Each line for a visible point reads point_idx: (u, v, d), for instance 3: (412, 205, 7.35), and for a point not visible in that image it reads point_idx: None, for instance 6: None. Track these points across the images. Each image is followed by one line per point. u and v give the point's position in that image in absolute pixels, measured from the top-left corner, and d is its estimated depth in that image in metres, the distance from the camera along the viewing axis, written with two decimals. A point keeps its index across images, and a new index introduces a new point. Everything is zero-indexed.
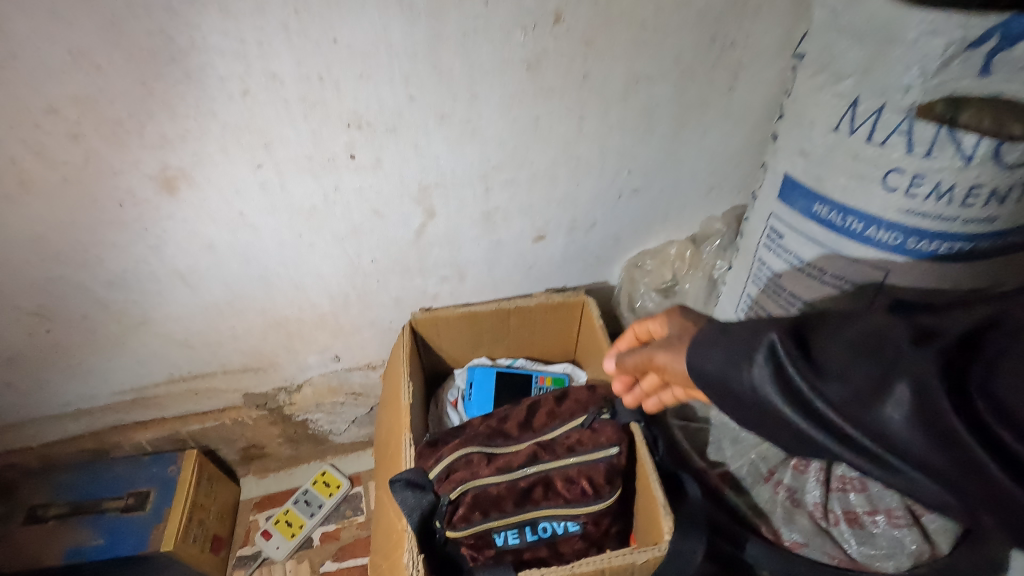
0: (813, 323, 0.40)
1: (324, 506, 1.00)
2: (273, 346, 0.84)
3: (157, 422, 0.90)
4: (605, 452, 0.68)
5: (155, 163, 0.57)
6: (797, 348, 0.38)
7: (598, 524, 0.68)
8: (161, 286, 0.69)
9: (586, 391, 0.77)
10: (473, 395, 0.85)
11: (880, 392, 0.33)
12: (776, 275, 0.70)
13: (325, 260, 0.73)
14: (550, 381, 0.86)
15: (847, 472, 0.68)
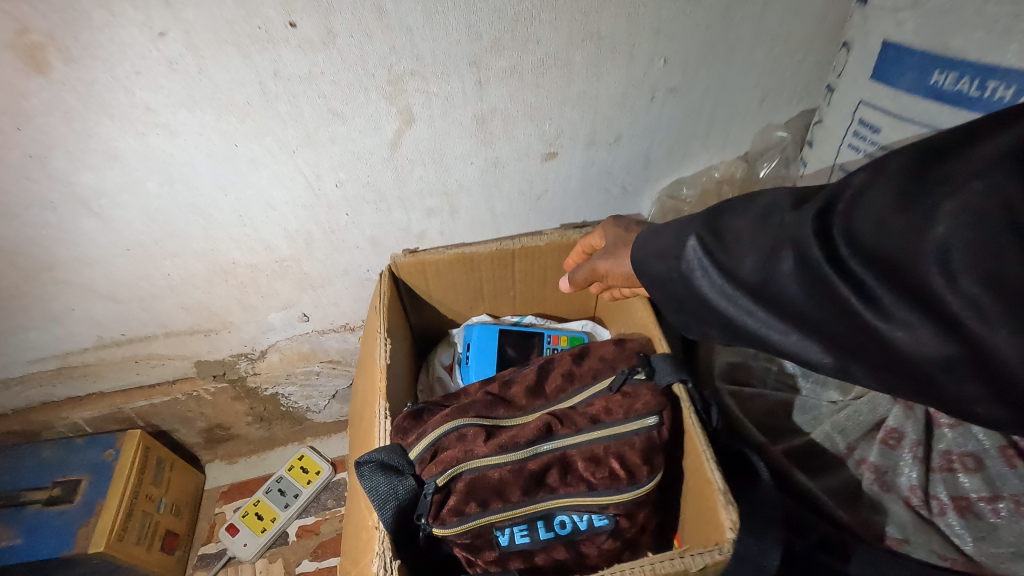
0: (727, 209, 0.41)
1: (302, 496, 0.85)
2: (224, 302, 0.68)
3: (95, 397, 0.75)
4: (639, 423, 0.52)
5: (10, 23, 0.41)
6: (715, 245, 0.40)
7: (633, 519, 0.51)
8: (62, 215, 0.54)
9: (613, 347, 0.61)
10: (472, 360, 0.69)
11: (775, 261, 0.35)
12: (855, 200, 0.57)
13: (274, 182, 0.57)
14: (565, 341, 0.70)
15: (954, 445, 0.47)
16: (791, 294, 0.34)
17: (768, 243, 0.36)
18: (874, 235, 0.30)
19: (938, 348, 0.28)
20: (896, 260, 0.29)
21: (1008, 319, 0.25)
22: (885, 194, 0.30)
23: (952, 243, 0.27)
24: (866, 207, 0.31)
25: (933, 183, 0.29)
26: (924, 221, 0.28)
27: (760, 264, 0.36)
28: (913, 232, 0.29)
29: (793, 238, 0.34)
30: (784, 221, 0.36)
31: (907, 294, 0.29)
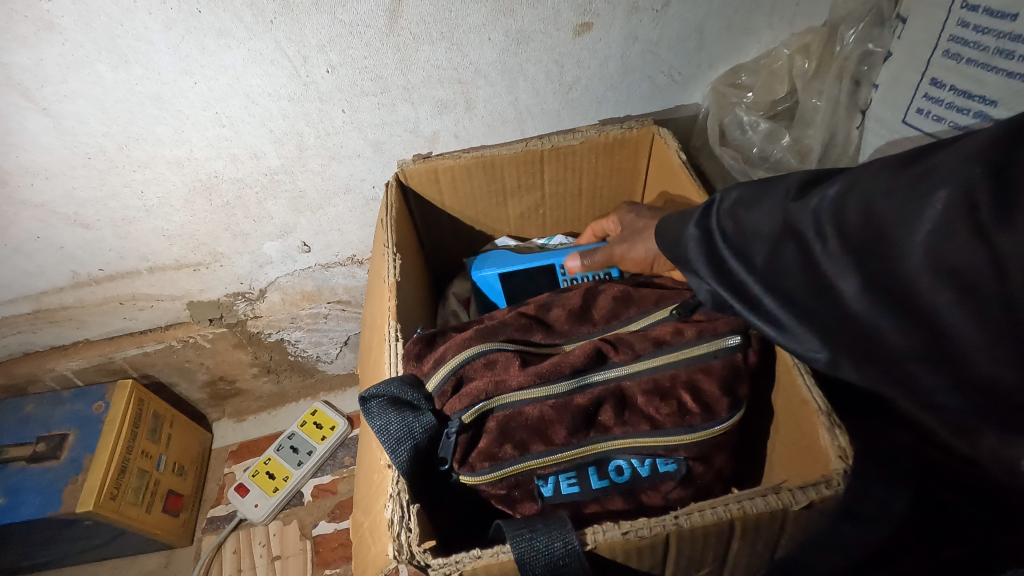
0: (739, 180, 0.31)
1: (315, 453, 0.77)
2: (209, 224, 0.59)
3: (82, 345, 0.68)
4: (716, 346, 0.42)
5: None
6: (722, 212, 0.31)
7: (709, 460, 0.41)
8: (4, 110, 0.45)
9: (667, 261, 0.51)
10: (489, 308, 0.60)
11: (737, 245, 0.29)
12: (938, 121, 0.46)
13: (251, 65, 0.47)
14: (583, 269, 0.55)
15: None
16: (747, 280, 0.28)
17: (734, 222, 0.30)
18: (833, 223, 0.24)
19: (903, 355, 0.22)
20: (866, 245, 0.23)
21: (985, 324, 0.20)
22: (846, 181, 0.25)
23: (918, 236, 0.21)
24: (843, 192, 0.24)
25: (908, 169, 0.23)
26: (901, 209, 0.22)
27: (722, 240, 0.30)
28: (885, 216, 0.22)
29: (755, 220, 0.28)
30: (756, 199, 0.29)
31: (864, 285, 0.23)
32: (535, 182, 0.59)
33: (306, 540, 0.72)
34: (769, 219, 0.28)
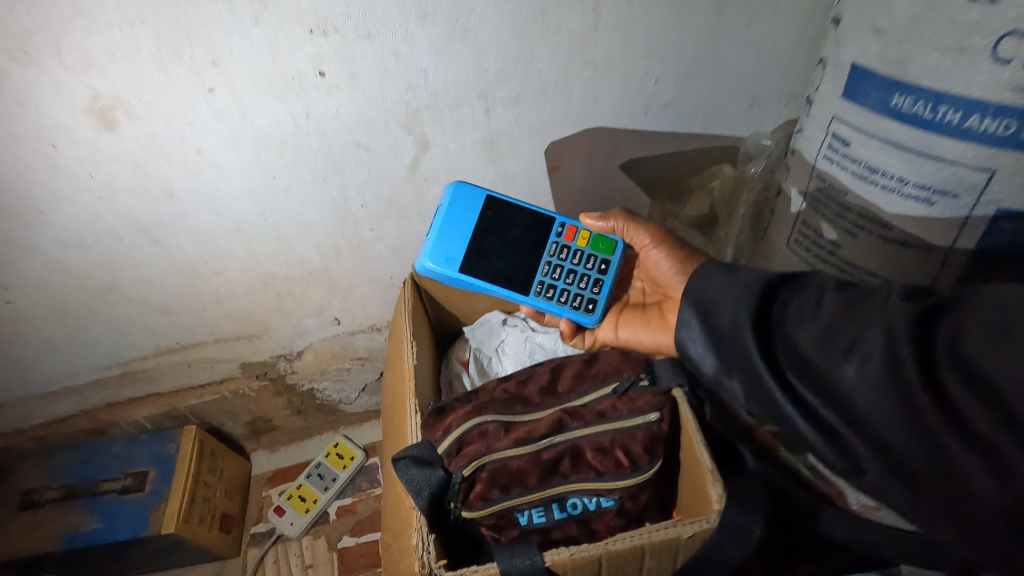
0: (800, 298, 0.41)
1: (339, 478, 0.93)
2: (264, 308, 0.75)
3: (153, 397, 0.83)
4: (643, 419, 0.58)
5: (83, 89, 0.47)
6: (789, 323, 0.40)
7: (636, 498, 0.58)
8: (126, 243, 0.61)
9: (659, 310, 0.62)
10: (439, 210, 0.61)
11: (812, 372, 0.38)
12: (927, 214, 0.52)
13: (307, 205, 0.64)
14: (585, 242, 0.65)
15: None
16: (822, 397, 0.37)
17: (792, 334, 0.40)
18: (918, 387, 0.33)
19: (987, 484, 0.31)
20: (967, 389, 0.31)
21: None
22: (832, 294, 0.39)
23: (1006, 403, 0.30)
24: (950, 339, 0.32)
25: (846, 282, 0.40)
26: (997, 367, 0.30)
27: (811, 361, 0.38)
28: (971, 358, 0.31)
29: (829, 354, 0.37)
30: (804, 320, 0.39)
31: (917, 427, 0.33)
32: None
33: (333, 551, 0.88)
34: (839, 356, 0.36)
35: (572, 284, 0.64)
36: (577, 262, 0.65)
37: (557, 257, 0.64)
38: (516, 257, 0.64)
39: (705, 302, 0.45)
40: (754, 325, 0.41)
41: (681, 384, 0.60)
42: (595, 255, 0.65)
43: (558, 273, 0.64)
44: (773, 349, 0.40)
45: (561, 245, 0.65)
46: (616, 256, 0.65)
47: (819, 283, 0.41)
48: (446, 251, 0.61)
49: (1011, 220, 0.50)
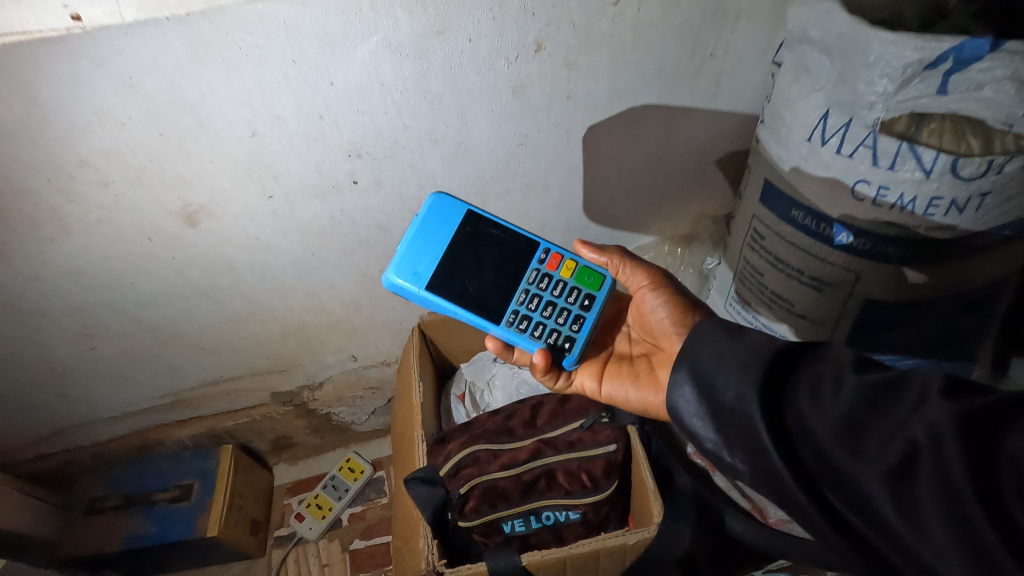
0: (820, 381, 0.40)
1: (351, 490, 1.08)
2: (295, 348, 0.90)
3: (194, 420, 0.97)
4: (604, 449, 0.74)
5: (177, 200, 0.62)
6: (806, 405, 0.39)
7: (596, 511, 0.74)
8: (191, 303, 0.75)
9: (647, 364, 0.66)
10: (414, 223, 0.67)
11: (834, 472, 0.36)
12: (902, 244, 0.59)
13: (336, 271, 0.78)
14: (568, 274, 0.70)
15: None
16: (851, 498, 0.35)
17: (812, 425, 0.38)
18: (967, 499, 0.30)
19: None
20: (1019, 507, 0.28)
21: None
22: (851, 378, 0.38)
23: None
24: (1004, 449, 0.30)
25: (864, 366, 0.39)
26: None
27: (830, 453, 0.37)
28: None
29: (852, 451, 0.35)
30: (821, 407, 0.38)
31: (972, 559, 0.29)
32: None
33: (346, 552, 1.03)
34: (866, 459, 0.35)
35: (551, 316, 0.68)
36: (558, 293, 0.69)
37: (538, 286, 0.69)
38: (491, 278, 0.69)
39: (705, 376, 0.46)
40: (763, 404, 0.41)
41: (633, 422, 0.75)
42: (578, 288, 0.70)
43: (536, 303, 0.68)
44: (789, 438, 0.39)
45: (543, 275, 0.70)
46: (602, 291, 0.69)
47: (837, 364, 0.40)
48: (415, 267, 0.66)
49: (879, 306, 0.66)
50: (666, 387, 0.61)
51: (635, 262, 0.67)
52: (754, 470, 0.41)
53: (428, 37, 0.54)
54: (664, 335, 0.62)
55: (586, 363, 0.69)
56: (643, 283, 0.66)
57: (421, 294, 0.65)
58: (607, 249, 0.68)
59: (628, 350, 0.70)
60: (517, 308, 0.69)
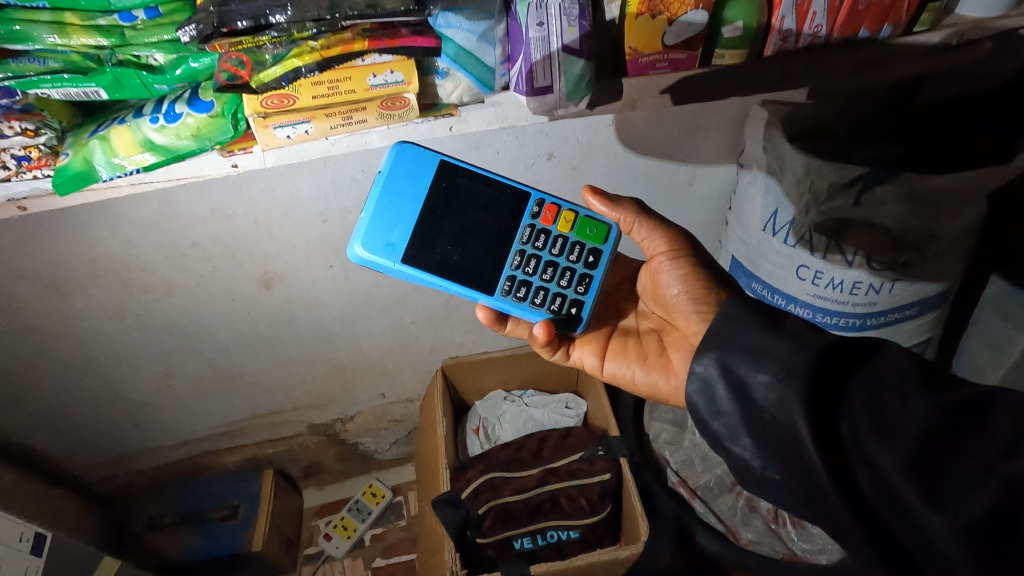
0: (878, 397, 0.38)
1: (373, 512, 1.20)
2: (334, 386, 1.04)
3: (239, 448, 1.10)
4: (599, 477, 0.88)
5: (259, 269, 0.76)
6: (868, 425, 0.37)
7: (592, 530, 0.87)
8: (254, 349, 0.89)
9: (657, 345, 0.60)
10: (379, 179, 0.57)
11: (896, 504, 0.35)
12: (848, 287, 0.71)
13: (376, 323, 0.92)
14: (567, 227, 0.62)
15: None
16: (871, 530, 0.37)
17: (873, 452, 0.36)
18: None
19: None
20: None
21: None
22: (918, 395, 0.36)
23: None
24: None
25: (930, 376, 0.38)
26: None
27: (898, 492, 0.35)
28: None
29: (925, 492, 0.34)
30: (886, 432, 0.36)
31: None
32: (519, 367, 1.04)
33: (368, 570, 1.15)
34: (948, 497, 0.33)
35: (553, 279, 0.61)
36: (558, 252, 0.61)
37: (534, 245, 0.61)
38: (478, 244, 0.59)
39: (738, 373, 0.44)
40: (812, 420, 0.39)
41: (624, 456, 0.88)
42: (580, 243, 0.61)
43: (533, 266, 0.60)
44: (841, 459, 0.38)
45: (539, 231, 0.61)
46: (608, 245, 0.61)
47: (897, 374, 0.38)
48: (386, 236, 0.57)
49: None
50: (681, 375, 0.56)
51: (652, 221, 0.57)
52: (792, 487, 0.40)
53: (464, 150, 0.70)
54: (682, 315, 0.55)
55: (588, 338, 0.63)
56: (661, 248, 0.57)
57: (398, 269, 0.56)
58: (620, 203, 0.57)
59: (634, 323, 0.64)
60: (514, 273, 0.60)
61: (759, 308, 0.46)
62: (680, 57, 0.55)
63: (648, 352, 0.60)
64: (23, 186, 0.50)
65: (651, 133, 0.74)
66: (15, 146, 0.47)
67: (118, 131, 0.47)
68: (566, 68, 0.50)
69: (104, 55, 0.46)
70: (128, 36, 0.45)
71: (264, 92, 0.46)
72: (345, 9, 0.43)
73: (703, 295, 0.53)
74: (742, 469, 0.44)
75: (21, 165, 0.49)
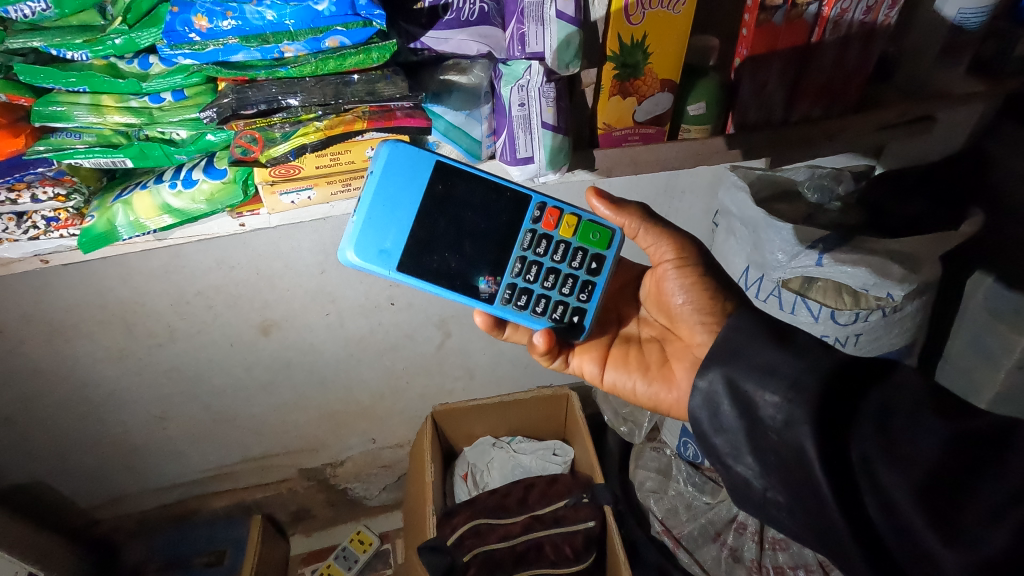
0: (891, 419, 0.36)
1: (360, 560, 1.19)
2: (326, 431, 1.06)
3: (227, 492, 1.10)
4: (583, 525, 0.89)
5: (259, 317, 0.80)
6: (878, 448, 0.36)
7: None
8: (249, 393, 0.92)
9: (658, 353, 0.59)
10: (370, 181, 0.54)
11: (904, 533, 0.34)
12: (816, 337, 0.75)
13: (368, 369, 0.95)
14: (569, 232, 0.60)
15: (777, 535, 0.84)
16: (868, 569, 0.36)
17: (883, 479, 0.35)
18: None
19: None
20: None
21: None
22: (933, 420, 0.35)
23: None
24: None
25: (942, 405, 0.36)
26: None
27: (909, 523, 0.34)
28: None
29: (936, 522, 0.33)
30: (897, 459, 0.35)
31: None
32: (507, 413, 1.06)
33: None
34: (961, 531, 0.32)
35: (554, 287, 0.60)
36: (559, 258, 0.60)
37: (535, 252, 0.59)
38: (476, 249, 0.58)
39: (748, 391, 0.42)
40: (823, 445, 0.37)
41: (609, 503, 0.90)
42: (582, 249, 0.60)
43: (534, 274, 0.59)
44: (850, 483, 0.36)
45: (540, 236, 0.59)
46: (611, 250, 0.60)
47: (908, 401, 0.37)
48: (380, 242, 0.55)
49: None
50: (684, 385, 0.54)
51: (659, 228, 0.55)
52: (796, 510, 0.39)
53: None
54: (684, 325, 0.54)
55: (587, 345, 0.62)
56: (666, 256, 0.55)
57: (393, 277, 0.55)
58: (625, 208, 0.55)
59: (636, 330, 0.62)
60: (513, 281, 0.59)
61: (767, 323, 0.44)
62: (649, 131, 0.62)
63: (653, 359, 0.58)
64: (50, 244, 0.56)
65: (629, 194, 0.79)
66: (46, 208, 0.53)
67: (142, 196, 0.53)
68: (544, 141, 0.55)
69: (132, 131, 0.53)
70: (155, 115, 0.52)
71: (273, 166, 0.52)
72: (347, 96, 0.50)
73: (707, 306, 0.52)
74: (739, 487, 0.43)
75: (51, 226, 0.54)
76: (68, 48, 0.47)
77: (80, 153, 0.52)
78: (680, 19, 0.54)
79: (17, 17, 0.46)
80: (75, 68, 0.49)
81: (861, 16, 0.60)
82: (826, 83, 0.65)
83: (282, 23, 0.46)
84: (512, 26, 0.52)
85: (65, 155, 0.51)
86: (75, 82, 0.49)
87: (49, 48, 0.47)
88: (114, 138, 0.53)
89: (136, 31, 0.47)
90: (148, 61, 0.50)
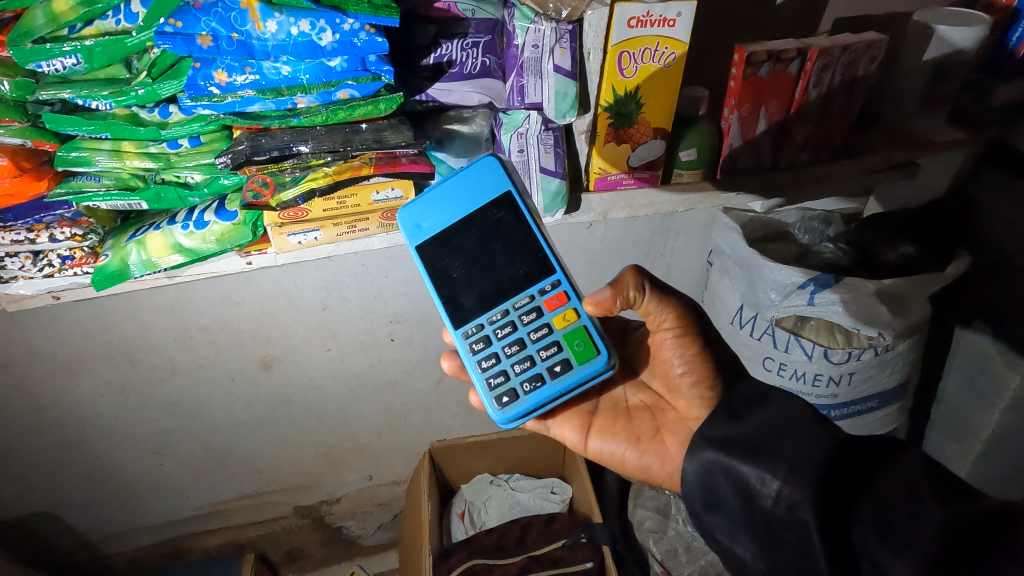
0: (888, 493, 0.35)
1: None
2: (322, 468, 1.05)
3: (220, 530, 1.08)
4: (582, 567, 0.87)
5: (260, 352, 0.81)
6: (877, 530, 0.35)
7: None
8: (246, 428, 0.92)
9: (647, 422, 0.57)
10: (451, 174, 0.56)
11: None
12: (811, 377, 0.76)
13: (366, 405, 0.96)
14: (562, 323, 0.53)
15: None
16: None
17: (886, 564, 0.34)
18: None
19: None
20: None
21: None
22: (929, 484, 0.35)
23: None
24: None
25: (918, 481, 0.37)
26: None
27: None
28: None
29: None
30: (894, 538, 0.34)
31: None
32: (504, 450, 1.05)
33: None
34: None
35: (507, 357, 0.53)
36: (534, 339, 0.53)
37: (517, 315, 0.54)
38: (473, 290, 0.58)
39: (744, 474, 0.40)
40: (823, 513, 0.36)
41: (608, 543, 0.88)
42: (559, 346, 0.52)
43: (501, 332, 0.54)
44: (847, 539, 0.36)
45: (534, 307, 0.54)
46: (582, 369, 0.51)
47: (889, 477, 0.37)
48: (420, 219, 0.56)
49: None
50: (677, 459, 0.54)
51: (663, 301, 0.51)
52: None
53: None
54: (677, 393, 0.54)
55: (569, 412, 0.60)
56: (666, 325, 0.53)
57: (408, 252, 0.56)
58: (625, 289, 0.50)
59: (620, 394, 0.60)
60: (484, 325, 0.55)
61: None
62: (644, 175, 0.64)
63: (643, 429, 0.57)
64: (64, 281, 0.57)
65: (625, 235, 0.82)
66: (62, 247, 0.55)
67: (155, 236, 0.55)
68: (544, 185, 0.58)
69: (149, 175, 0.56)
70: (172, 160, 0.55)
71: (282, 209, 0.54)
72: (356, 144, 0.53)
73: (708, 378, 0.52)
74: (736, 565, 0.41)
75: (65, 264, 0.56)
76: (95, 98, 0.50)
77: (99, 196, 0.54)
78: (672, 72, 0.57)
79: (48, 71, 0.49)
80: (99, 116, 0.52)
81: (843, 68, 0.63)
82: (811, 131, 0.68)
83: (296, 77, 0.50)
84: (513, 78, 0.55)
85: (84, 197, 0.54)
86: (95, 129, 0.51)
87: (77, 99, 0.50)
88: (132, 181, 0.56)
89: (159, 82, 0.50)
90: (167, 109, 0.53)
